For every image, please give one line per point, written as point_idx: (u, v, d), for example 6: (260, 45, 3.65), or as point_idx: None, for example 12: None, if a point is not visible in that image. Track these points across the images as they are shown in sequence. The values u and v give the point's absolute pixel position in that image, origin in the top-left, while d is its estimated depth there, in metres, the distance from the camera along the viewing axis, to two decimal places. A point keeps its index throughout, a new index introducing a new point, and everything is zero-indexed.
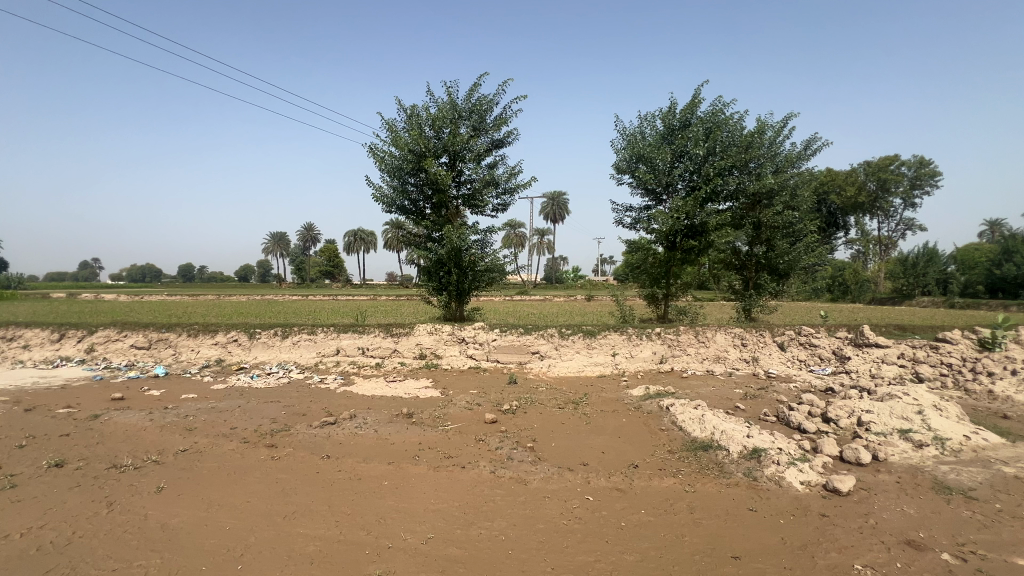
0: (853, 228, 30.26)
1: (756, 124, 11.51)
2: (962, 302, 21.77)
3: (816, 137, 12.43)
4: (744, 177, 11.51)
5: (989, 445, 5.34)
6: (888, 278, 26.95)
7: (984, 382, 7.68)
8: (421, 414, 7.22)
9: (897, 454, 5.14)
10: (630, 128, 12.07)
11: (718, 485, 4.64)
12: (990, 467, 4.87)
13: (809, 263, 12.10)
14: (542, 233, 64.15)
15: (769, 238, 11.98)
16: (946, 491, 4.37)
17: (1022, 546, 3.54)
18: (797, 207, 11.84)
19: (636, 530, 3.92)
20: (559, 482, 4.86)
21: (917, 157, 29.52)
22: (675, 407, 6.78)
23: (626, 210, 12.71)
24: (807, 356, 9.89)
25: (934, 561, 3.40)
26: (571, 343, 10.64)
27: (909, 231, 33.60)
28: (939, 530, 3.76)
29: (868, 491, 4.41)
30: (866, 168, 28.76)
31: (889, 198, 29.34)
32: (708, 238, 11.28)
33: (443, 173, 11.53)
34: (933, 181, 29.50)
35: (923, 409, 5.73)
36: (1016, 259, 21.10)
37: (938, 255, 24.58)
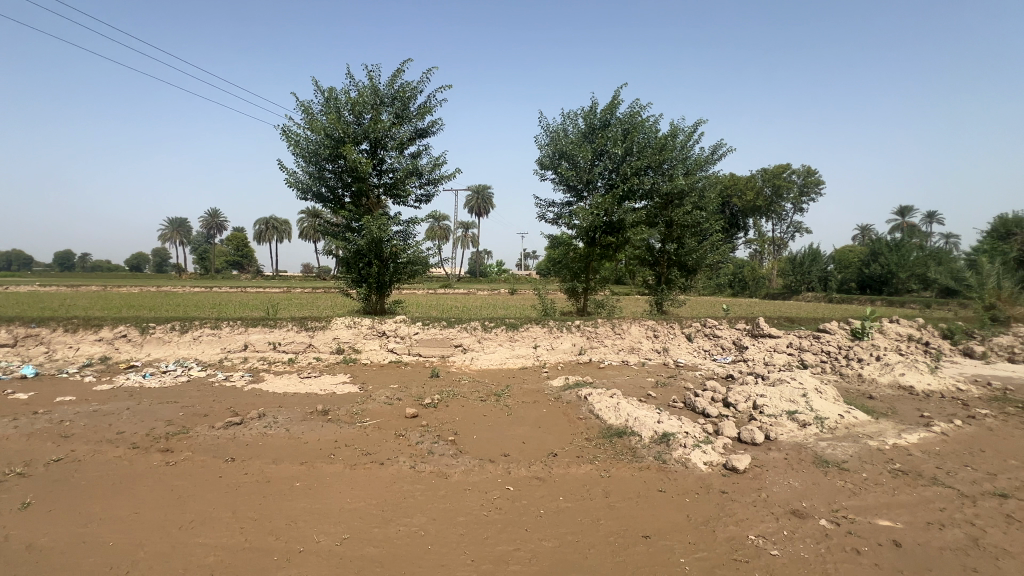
0: (752, 230, 33.13)
1: (670, 128, 12.16)
2: (839, 298, 24.56)
3: (722, 143, 13.34)
4: (659, 178, 12.12)
5: (858, 422, 6.07)
6: (779, 275, 29.83)
7: (854, 367, 8.72)
8: (337, 410, 6.92)
9: (785, 433, 5.69)
10: (554, 125, 12.32)
11: (630, 469, 4.88)
12: (859, 441, 5.54)
13: (714, 260, 13.01)
14: (467, 227, 63.90)
15: (679, 236, 12.73)
16: (824, 464, 4.90)
17: (884, 508, 4.05)
18: (705, 207, 12.68)
19: (553, 517, 4.02)
20: (480, 474, 4.87)
21: (806, 168, 32.89)
22: (592, 396, 7.04)
23: (549, 205, 12.98)
24: (711, 346, 10.69)
25: (815, 526, 3.79)
26: (494, 336, 10.71)
27: (797, 233, 37.41)
28: (818, 499, 4.21)
29: (761, 468, 4.84)
30: (763, 175, 31.71)
31: (782, 203, 32.46)
32: (625, 235, 11.78)
33: (363, 161, 11.06)
34: (817, 189, 33.06)
35: (807, 392, 6.39)
36: (881, 260, 24.18)
37: (820, 255, 27.53)
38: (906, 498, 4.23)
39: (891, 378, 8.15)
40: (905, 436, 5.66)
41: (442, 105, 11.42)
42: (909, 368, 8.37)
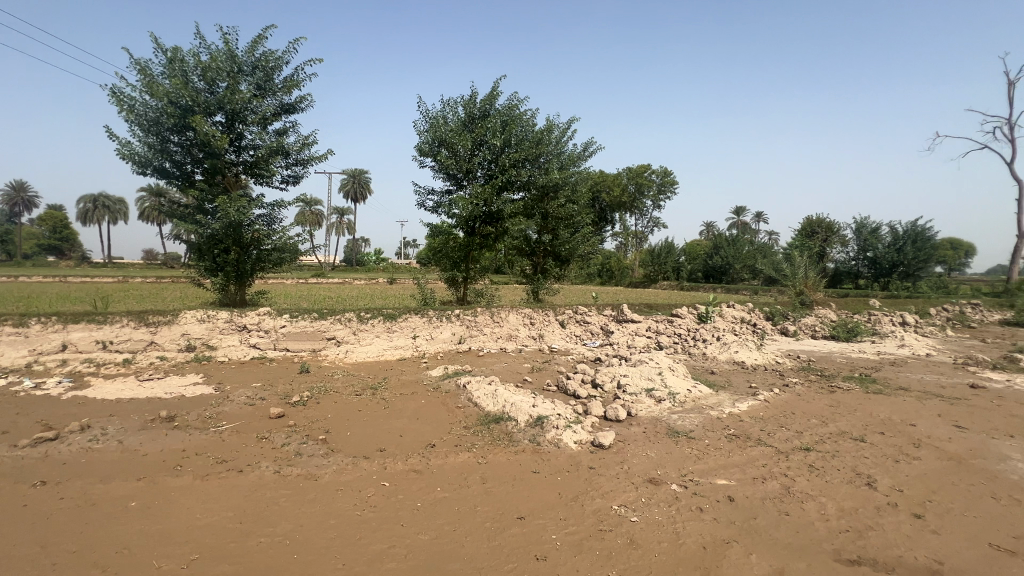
0: (618, 223, 35.90)
1: (546, 123, 12.58)
2: (689, 286, 27.66)
3: (593, 141, 14.16)
4: (535, 171, 12.51)
5: (702, 395, 6.91)
6: (641, 265, 32.73)
7: (700, 347, 9.90)
8: (186, 415, 6.12)
9: (644, 409, 6.28)
10: (433, 111, 12.09)
11: (507, 453, 5.01)
12: (703, 411, 6.30)
13: (585, 251, 13.82)
14: (342, 213, 60.38)
15: (554, 227, 13.27)
16: (675, 434, 5.49)
17: (721, 469, 4.65)
18: (577, 201, 13.40)
19: (430, 509, 3.98)
20: (353, 472, 4.64)
21: (663, 169, 36.41)
22: (471, 384, 7.10)
23: (429, 193, 12.74)
24: (582, 332, 11.39)
25: (667, 491, 4.23)
26: (370, 327, 10.27)
27: (655, 227, 41.37)
28: (670, 466, 4.70)
29: (623, 442, 5.28)
30: (628, 173, 34.54)
31: (643, 200, 35.66)
32: (503, 225, 11.98)
33: (218, 134, 9.82)
34: (672, 189, 36.85)
35: (662, 371, 7.11)
36: (721, 253, 27.72)
37: (674, 248, 30.67)
38: (738, 458, 4.91)
39: (728, 355, 9.39)
40: (738, 405, 6.57)
41: (312, 80, 10.56)
42: (741, 346, 9.74)
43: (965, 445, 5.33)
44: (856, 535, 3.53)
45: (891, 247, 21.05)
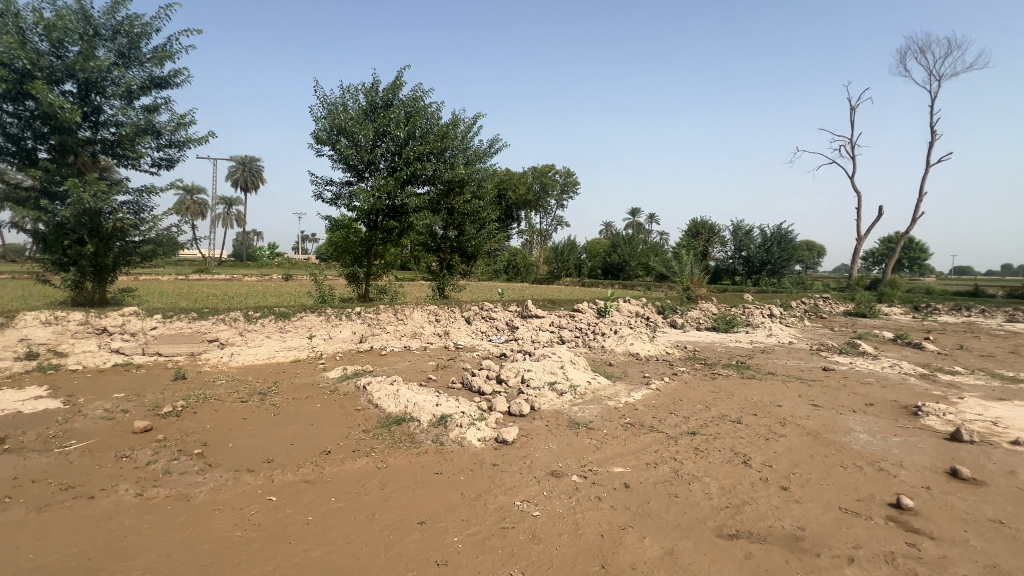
0: (524, 221, 36.60)
1: (451, 117, 12.35)
2: (590, 283, 28.91)
3: (499, 139, 14.13)
4: (441, 165, 12.26)
5: (601, 386, 7.20)
6: (545, 262, 33.63)
7: (600, 340, 10.33)
8: (22, 436, 5.15)
9: (546, 402, 6.40)
10: (331, 97, 11.39)
11: (408, 456, 4.82)
12: (602, 402, 6.56)
13: (492, 248, 13.83)
14: (229, 202, 55.20)
15: (460, 223, 13.03)
16: (576, 426, 5.64)
17: (617, 457, 4.85)
18: (483, 197, 13.36)
19: (323, 522, 3.69)
20: (234, 488, 4.19)
21: (566, 169, 37.72)
22: (371, 385, 6.78)
23: (327, 184, 11.98)
24: (487, 328, 11.39)
25: (568, 483, 4.31)
26: (260, 327, 9.43)
27: (559, 226, 42.79)
28: (571, 458, 4.81)
29: (527, 437, 5.32)
30: (533, 172, 35.35)
31: (547, 199, 36.71)
32: (408, 220, 11.56)
33: (66, 105, 8.40)
34: (575, 189, 38.38)
35: (563, 364, 7.31)
36: (619, 252, 29.32)
37: (576, 246, 31.85)
38: (633, 446, 5.16)
39: (625, 347, 9.91)
40: (633, 395, 6.93)
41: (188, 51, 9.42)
42: (636, 339, 10.32)
43: (820, 421, 6.07)
44: (734, 511, 3.84)
45: (761, 247, 23.60)
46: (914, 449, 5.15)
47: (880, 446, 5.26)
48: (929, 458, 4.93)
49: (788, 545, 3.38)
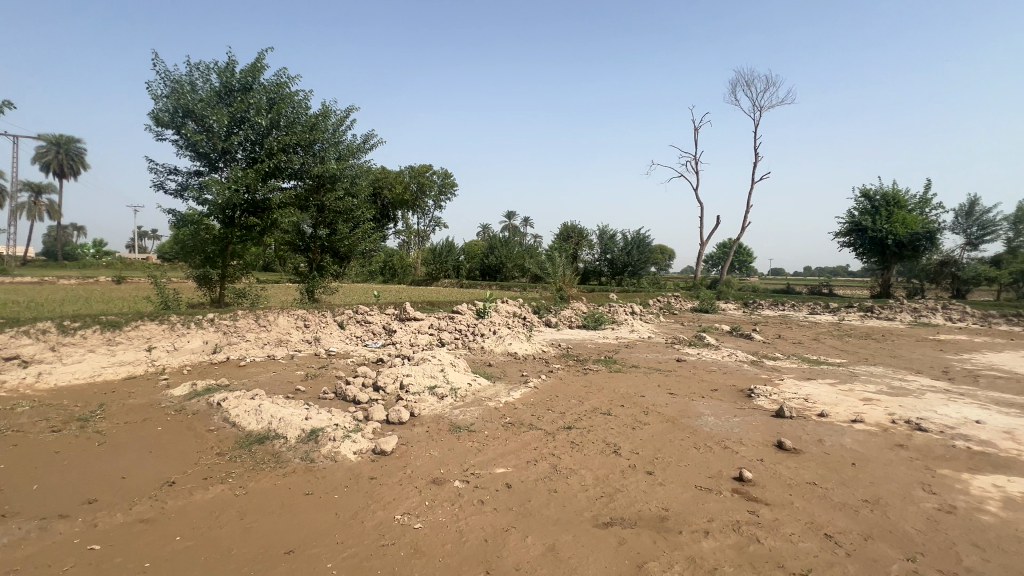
0: (400, 221, 35.65)
1: (321, 107, 11.51)
2: (468, 284, 29.01)
3: (374, 134, 13.52)
4: (309, 158, 11.34)
5: (481, 387, 7.22)
6: (423, 264, 33.09)
7: (479, 341, 10.38)
8: None
9: (427, 407, 6.24)
10: (175, 73, 9.95)
11: (273, 478, 4.34)
12: (482, 404, 6.57)
13: (367, 249, 13.16)
14: (37, 190, 45.79)
15: (331, 222, 12.23)
16: (457, 430, 5.57)
17: (498, 458, 4.87)
18: (356, 195, 12.63)
19: (165, 567, 3.16)
20: (42, 541, 3.41)
21: (444, 170, 37.62)
22: (227, 401, 6.02)
23: (170, 173, 10.45)
24: (362, 333, 10.80)
25: (450, 490, 4.21)
26: (80, 340, 7.88)
27: (437, 227, 42.48)
28: (453, 463, 4.72)
29: (407, 445, 5.12)
30: (410, 172, 34.69)
31: (425, 199, 36.20)
32: (271, 216, 10.54)
33: None
34: (453, 191, 38.44)
35: (444, 367, 7.19)
36: (496, 253, 29.89)
37: (454, 247, 31.72)
38: (514, 445, 5.23)
39: (504, 347, 10.09)
40: (513, 394, 7.06)
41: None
42: (514, 339, 10.56)
43: (676, 407, 6.73)
44: (608, 500, 4.06)
45: (624, 251, 25.73)
46: (750, 427, 5.94)
47: (725, 426, 5.97)
48: (762, 433, 5.71)
49: (655, 526, 3.65)
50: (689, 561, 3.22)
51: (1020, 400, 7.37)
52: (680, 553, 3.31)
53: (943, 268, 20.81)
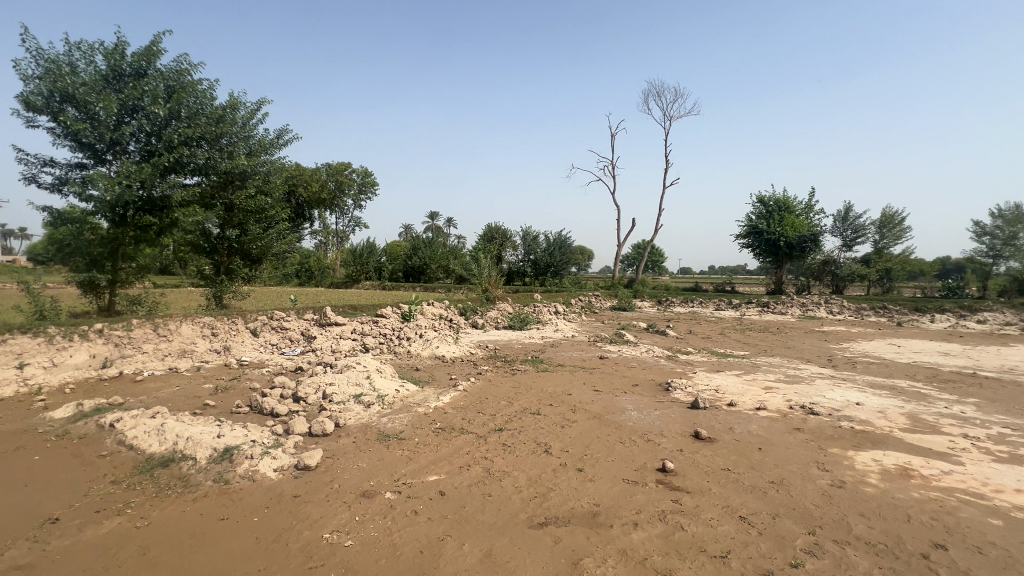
0: (317, 221, 33.98)
1: (228, 98, 10.68)
2: (391, 286, 28.22)
3: (288, 129, 12.75)
4: (215, 153, 10.47)
5: (409, 393, 7.05)
6: (342, 266, 31.77)
7: (405, 345, 10.13)
8: None
9: (353, 417, 5.99)
10: (51, 52, 8.78)
11: (182, 504, 3.96)
12: (412, 410, 6.42)
13: (282, 250, 12.37)
14: None
15: (241, 222, 11.38)
16: (385, 439, 5.39)
17: (431, 465, 4.77)
18: (270, 193, 11.84)
19: None
20: None
21: (364, 169, 36.45)
22: (122, 421, 5.40)
23: (44, 164, 9.20)
24: (278, 340, 10.15)
25: (381, 502, 4.07)
26: None
27: (357, 227, 41.03)
28: (383, 474, 4.57)
29: (332, 458, 4.88)
30: (327, 169, 33.21)
31: (344, 198, 34.86)
32: (171, 215, 9.61)
33: None
34: (373, 190, 37.40)
35: (370, 374, 6.95)
36: (420, 254, 29.35)
37: (375, 248, 30.72)
38: (446, 451, 5.15)
39: (431, 351, 9.94)
40: (442, 398, 6.96)
41: None
42: (442, 341, 10.44)
43: (602, 404, 6.98)
44: (541, 500, 4.11)
45: (546, 251, 26.32)
46: (669, 419, 6.30)
47: (647, 420, 6.28)
48: (680, 424, 6.08)
49: (587, 522, 3.76)
50: (621, 554, 3.34)
51: (889, 382, 8.44)
52: (612, 546, 3.43)
53: (825, 266, 23.34)
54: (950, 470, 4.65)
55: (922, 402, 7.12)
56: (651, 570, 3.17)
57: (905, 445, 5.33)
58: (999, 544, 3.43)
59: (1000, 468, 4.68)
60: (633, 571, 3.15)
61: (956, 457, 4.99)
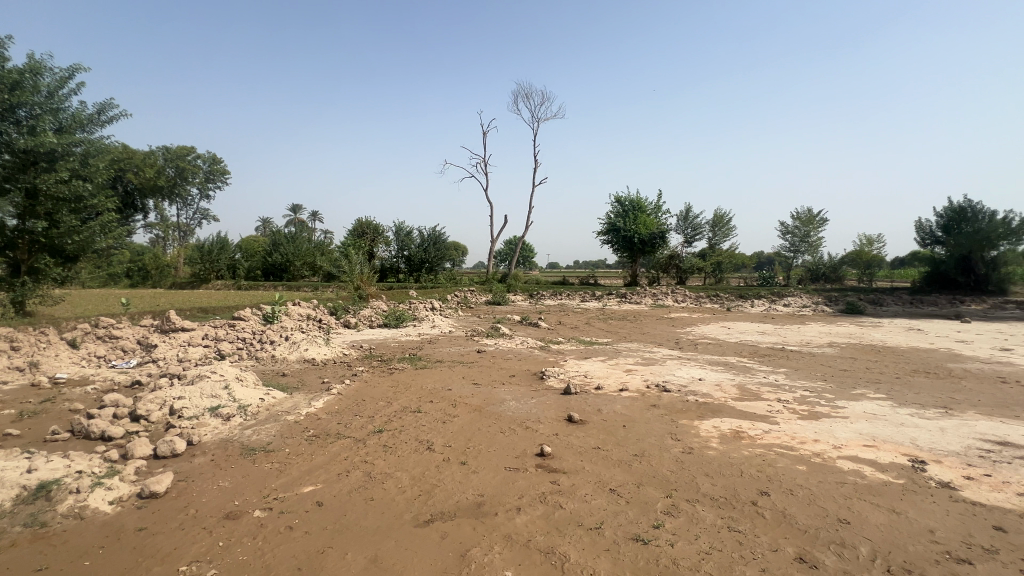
0: (152, 212, 29.55)
1: (27, 61, 8.82)
2: (248, 285, 25.58)
3: (111, 104, 10.89)
4: (8, 127, 8.67)
5: (276, 400, 6.49)
6: (186, 263, 28.03)
7: (268, 350, 9.29)
8: None
9: (209, 432, 5.37)
10: None
11: None
12: (280, 418, 5.93)
13: (106, 246, 10.43)
14: None
15: (49, 212, 9.42)
16: (251, 453, 4.92)
17: (304, 476, 4.47)
18: (91, 179, 9.95)
19: None
20: None
21: (211, 155, 32.66)
22: None
23: None
24: (106, 352, 8.65)
25: (249, 522, 3.71)
26: None
27: (204, 220, 36.58)
28: (249, 492, 4.17)
29: (186, 481, 4.33)
30: (164, 153, 29.10)
31: (187, 187, 30.92)
32: None
33: None
34: (223, 178, 33.73)
35: (228, 383, 6.26)
36: (281, 251, 27.04)
37: (228, 244, 27.59)
38: (321, 459, 4.86)
39: (299, 354, 9.24)
40: (314, 403, 6.53)
41: None
42: (311, 343, 9.76)
43: (482, 397, 7.12)
44: (426, 497, 4.09)
45: (420, 248, 25.99)
46: (545, 406, 6.65)
47: (525, 408, 6.56)
48: (554, 410, 6.45)
49: (473, 513, 3.82)
50: (507, 539, 3.47)
51: (722, 358, 9.86)
52: (498, 533, 3.54)
53: (671, 261, 26.11)
54: (770, 428, 5.60)
55: (747, 374, 8.45)
56: (535, 549, 3.34)
57: (736, 411, 6.28)
58: (805, 484, 4.22)
59: (804, 424, 5.75)
60: (518, 554, 3.29)
61: (773, 417, 6.01)
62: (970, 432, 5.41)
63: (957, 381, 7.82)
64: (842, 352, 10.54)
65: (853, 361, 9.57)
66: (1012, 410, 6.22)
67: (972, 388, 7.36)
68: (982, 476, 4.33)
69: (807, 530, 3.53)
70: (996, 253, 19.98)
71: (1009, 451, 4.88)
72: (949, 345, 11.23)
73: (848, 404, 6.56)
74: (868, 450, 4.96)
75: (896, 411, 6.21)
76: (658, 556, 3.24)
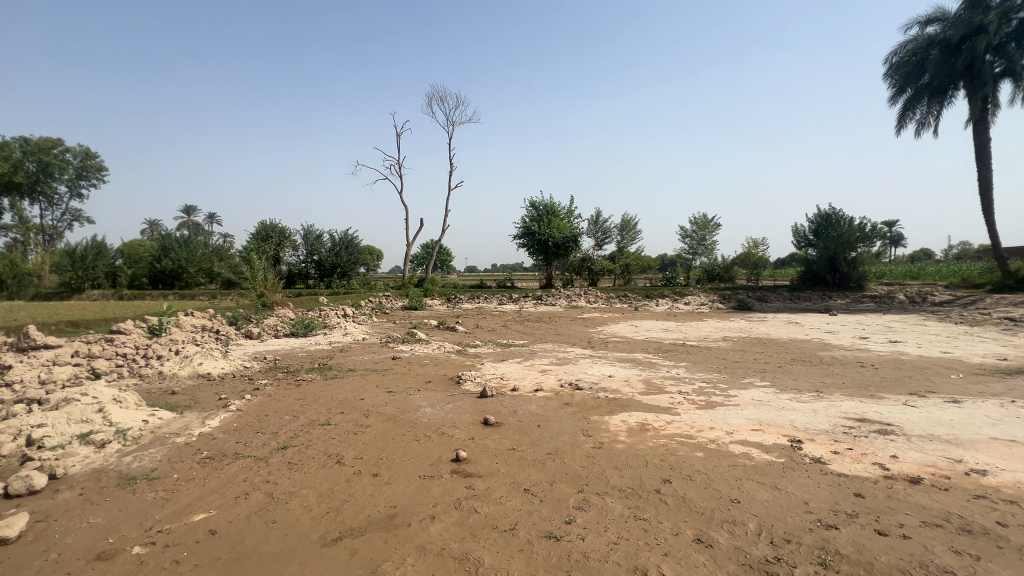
0: (8, 211, 25.66)
1: None
2: (131, 295, 22.99)
3: None
4: None
5: (162, 422, 5.84)
6: (53, 270, 24.61)
7: (154, 365, 8.39)
8: None
9: (77, 463, 4.73)
10: None
11: None
12: (166, 442, 5.34)
13: None
14: None
15: None
16: (130, 482, 4.39)
17: (194, 504, 4.05)
18: None
19: None
20: None
21: (84, 150, 29.01)
22: None
23: None
24: None
25: (125, 561, 3.30)
26: None
27: (76, 222, 32.41)
28: (127, 527, 3.72)
29: (46, 521, 3.78)
30: (22, 145, 25.26)
31: (52, 184, 27.13)
32: None
33: None
34: (99, 175, 30.03)
35: (103, 406, 5.56)
36: (171, 256, 24.52)
37: (106, 249, 24.62)
38: (216, 482, 4.45)
39: (191, 368, 8.41)
40: (209, 422, 5.97)
41: None
42: (205, 356, 8.92)
43: (396, 404, 6.91)
44: (335, 514, 3.89)
45: (331, 252, 24.79)
46: (460, 410, 6.60)
47: (440, 414, 6.45)
48: (470, 414, 6.43)
49: (385, 527, 3.70)
50: (420, 549, 3.39)
51: (630, 355, 10.40)
52: (410, 544, 3.45)
53: (583, 263, 27.01)
54: (672, 419, 5.98)
55: (652, 369, 8.95)
56: (449, 557, 3.29)
57: (643, 405, 6.64)
58: (701, 470, 4.54)
59: (701, 413, 6.20)
60: (431, 563, 3.23)
61: (675, 409, 6.43)
62: (837, 411, 6.15)
63: (826, 367, 8.87)
64: (734, 346, 11.47)
65: (742, 353, 10.51)
66: (868, 390, 7.16)
67: (837, 373, 8.38)
68: (846, 450, 4.93)
69: (703, 512, 3.80)
70: (855, 254, 22.91)
71: (867, 426, 5.59)
72: (820, 336, 12.63)
73: (739, 392, 7.20)
74: (754, 433, 5.46)
75: (778, 397, 6.91)
76: (570, 551, 3.33)
